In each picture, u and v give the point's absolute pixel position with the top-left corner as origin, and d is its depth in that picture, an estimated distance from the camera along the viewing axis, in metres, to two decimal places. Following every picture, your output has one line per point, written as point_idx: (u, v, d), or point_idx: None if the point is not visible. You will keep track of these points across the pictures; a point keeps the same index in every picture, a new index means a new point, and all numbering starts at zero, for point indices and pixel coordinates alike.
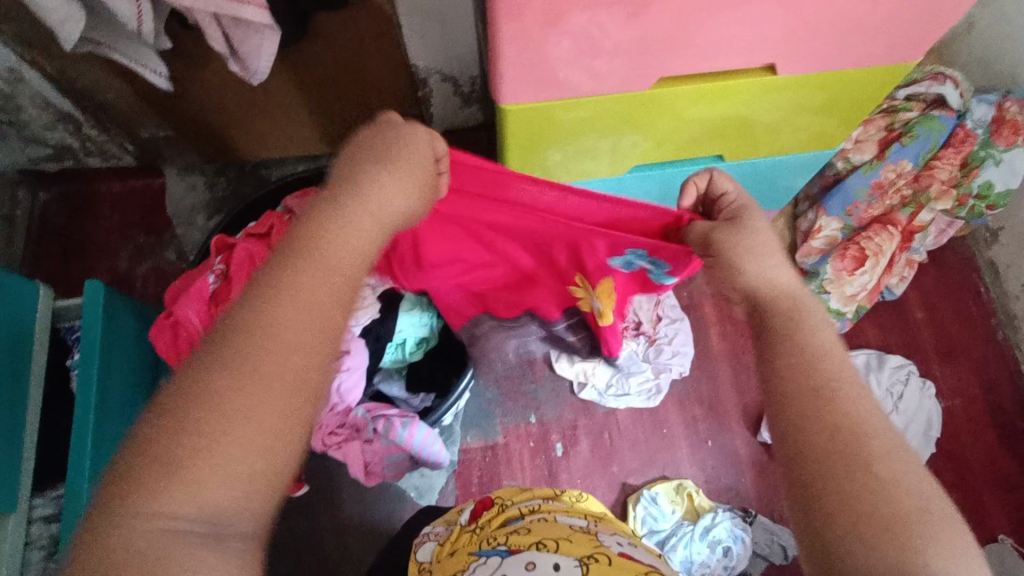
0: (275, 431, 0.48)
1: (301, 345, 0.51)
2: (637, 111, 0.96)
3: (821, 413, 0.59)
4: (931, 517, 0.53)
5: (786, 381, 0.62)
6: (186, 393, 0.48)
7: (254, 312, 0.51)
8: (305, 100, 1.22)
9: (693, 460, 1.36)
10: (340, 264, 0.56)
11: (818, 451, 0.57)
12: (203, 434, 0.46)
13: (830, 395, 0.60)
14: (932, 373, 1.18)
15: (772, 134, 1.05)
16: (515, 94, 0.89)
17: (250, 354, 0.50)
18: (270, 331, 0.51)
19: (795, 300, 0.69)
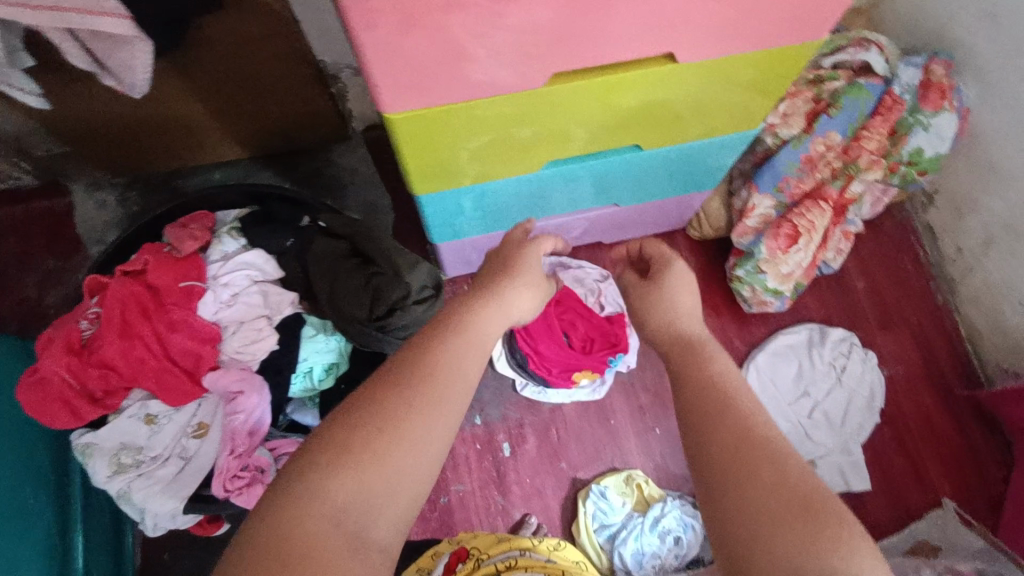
0: (423, 460, 0.47)
1: (454, 385, 0.52)
2: (553, 115, 0.76)
3: (731, 419, 0.52)
4: (833, 506, 0.45)
5: (699, 382, 0.56)
6: (359, 410, 0.48)
7: (426, 358, 0.53)
8: (218, 118, 1.15)
9: (641, 450, 1.16)
10: (481, 332, 0.58)
11: (718, 456, 0.49)
12: (370, 437, 0.46)
13: (723, 396, 0.54)
14: (874, 341, 1.19)
15: (688, 117, 0.85)
16: (399, 95, 0.65)
17: (416, 382, 0.50)
18: (428, 368, 0.52)
19: (696, 334, 0.64)
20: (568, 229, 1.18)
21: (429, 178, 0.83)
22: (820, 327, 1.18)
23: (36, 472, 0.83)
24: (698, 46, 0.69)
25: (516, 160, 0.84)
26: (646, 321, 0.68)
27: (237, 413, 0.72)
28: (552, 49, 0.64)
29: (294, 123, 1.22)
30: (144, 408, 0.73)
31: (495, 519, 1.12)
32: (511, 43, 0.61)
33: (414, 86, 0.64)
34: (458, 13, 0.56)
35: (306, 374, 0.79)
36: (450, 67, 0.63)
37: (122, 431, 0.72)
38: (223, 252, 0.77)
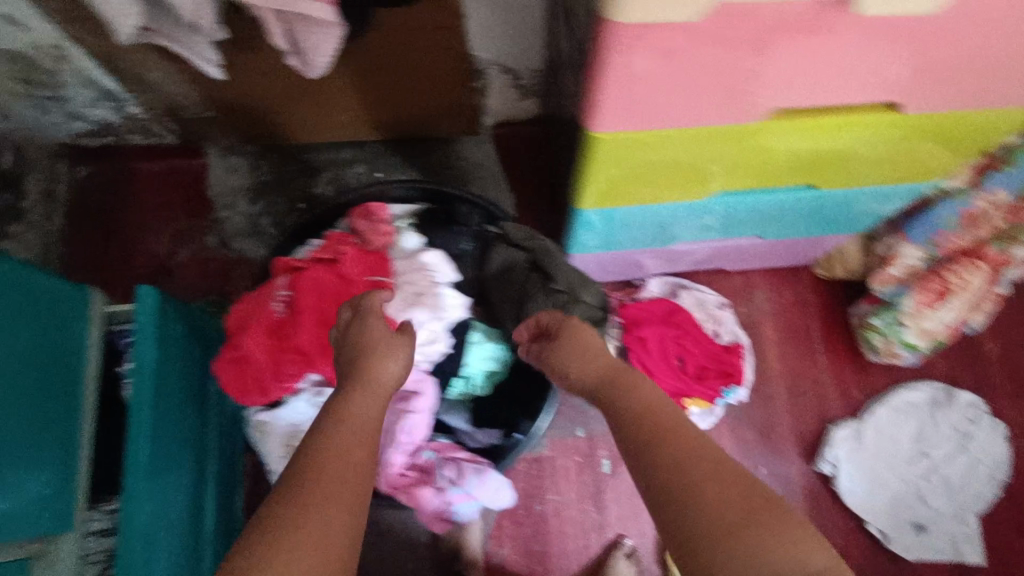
0: (335, 547, 0.49)
1: (343, 483, 0.53)
2: (749, 150, 0.73)
3: (675, 447, 0.55)
4: (771, 500, 0.52)
5: (639, 415, 0.59)
6: (267, 521, 0.50)
7: (314, 452, 0.54)
8: (363, 101, 1.16)
9: None
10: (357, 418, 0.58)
11: (673, 481, 0.54)
12: (282, 547, 0.48)
13: (663, 421, 0.58)
14: (1002, 410, 1.14)
15: (869, 166, 0.82)
16: (613, 121, 0.63)
17: (297, 491, 0.51)
18: (316, 470, 0.53)
19: (608, 371, 0.63)
20: (690, 252, 1.13)
21: (602, 197, 0.81)
22: (948, 387, 1.13)
23: (181, 431, 0.86)
24: (926, 100, 0.66)
25: (689, 188, 0.81)
26: (566, 371, 0.65)
27: (408, 414, 0.74)
28: (786, 89, 0.61)
29: (432, 113, 1.22)
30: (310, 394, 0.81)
31: (588, 534, 1.11)
32: (749, 80, 0.59)
33: (636, 111, 0.62)
34: (713, 48, 0.54)
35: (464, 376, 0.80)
36: (677, 99, 0.61)
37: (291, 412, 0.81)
38: (408, 249, 0.76)
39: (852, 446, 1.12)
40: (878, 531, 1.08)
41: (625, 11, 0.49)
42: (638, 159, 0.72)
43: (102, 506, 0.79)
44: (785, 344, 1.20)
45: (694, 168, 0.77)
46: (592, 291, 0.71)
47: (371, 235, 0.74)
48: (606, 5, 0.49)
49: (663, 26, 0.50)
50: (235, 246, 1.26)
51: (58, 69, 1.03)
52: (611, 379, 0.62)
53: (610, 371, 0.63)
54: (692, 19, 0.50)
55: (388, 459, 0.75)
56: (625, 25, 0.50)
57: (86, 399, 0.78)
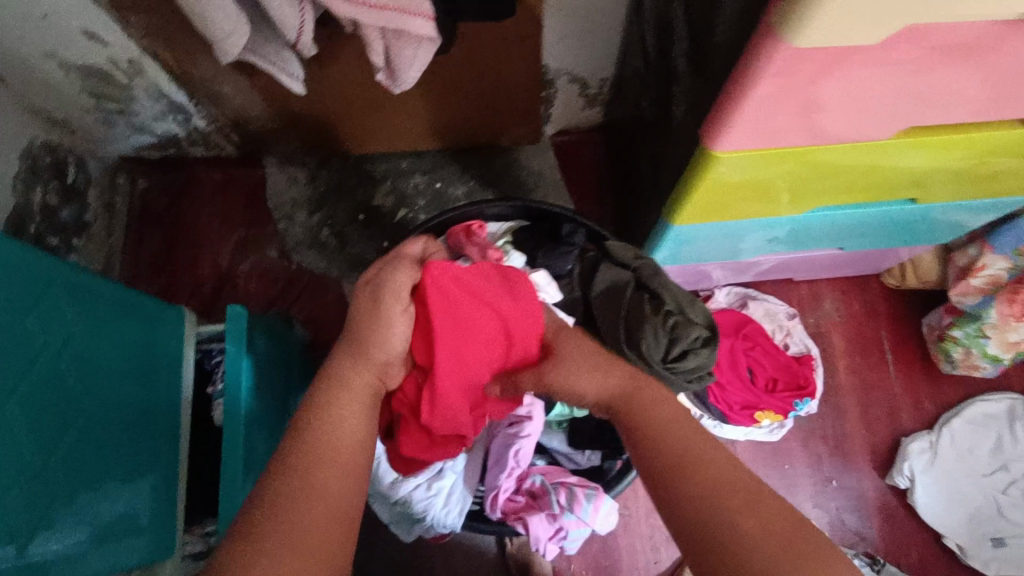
0: (327, 533, 0.48)
1: (338, 480, 0.51)
2: (864, 167, 0.71)
3: (714, 474, 0.50)
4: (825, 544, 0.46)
5: (657, 453, 0.53)
6: (264, 511, 0.48)
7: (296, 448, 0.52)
8: (430, 111, 1.15)
9: (817, 501, 1.12)
10: (351, 427, 0.55)
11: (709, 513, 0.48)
12: (276, 539, 0.46)
13: (678, 461, 0.51)
14: None
15: (975, 180, 0.80)
16: (736, 140, 0.62)
17: (299, 484, 0.49)
18: (315, 467, 0.51)
19: (625, 389, 0.60)
20: (758, 263, 1.10)
21: (701, 214, 0.79)
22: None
23: (268, 452, 0.85)
24: None
25: (790, 203, 0.79)
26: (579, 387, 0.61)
27: (520, 438, 0.75)
28: (923, 108, 0.60)
29: (496, 122, 1.21)
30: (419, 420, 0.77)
31: (658, 549, 1.10)
32: (893, 100, 0.58)
33: (768, 130, 0.60)
34: (869, 69, 0.53)
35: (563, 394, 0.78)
36: (805, 120, 0.60)
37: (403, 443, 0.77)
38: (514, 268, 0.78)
39: (929, 460, 1.10)
40: (956, 546, 1.06)
41: (799, 33, 0.48)
42: (747, 176, 0.70)
43: (195, 528, 0.80)
44: (855, 355, 1.19)
45: (802, 185, 0.74)
46: (704, 310, 0.68)
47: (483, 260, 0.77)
48: (776, 28, 0.48)
49: (832, 49, 0.49)
50: (296, 257, 1.25)
51: (132, 83, 1.03)
52: (627, 396, 0.59)
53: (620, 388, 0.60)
54: (868, 42, 0.48)
55: (499, 485, 0.75)
56: (795, 49, 0.49)
57: (181, 421, 0.78)
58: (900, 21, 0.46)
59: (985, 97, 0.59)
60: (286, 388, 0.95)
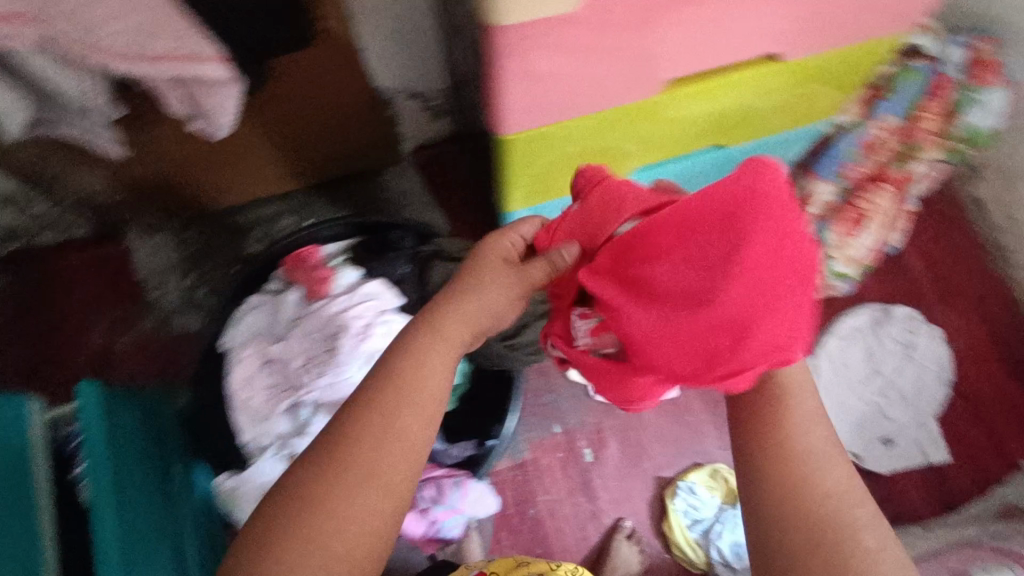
0: (377, 526, 0.52)
1: (392, 474, 0.52)
2: (656, 122, 0.76)
3: (816, 488, 0.56)
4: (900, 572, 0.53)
5: (781, 511, 0.56)
6: (303, 501, 0.51)
7: (376, 428, 0.53)
8: (279, 151, 1.15)
9: (722, 443, 1.17)
10: (423, 401, 0.55)
11: (808, 518, 0.55)
12: (318, 530, 0.50)
13: (823, 508, 0.55)
14: (937, 318, 1.21)
15: (765, 117, 0.87)
16: (516, 122, 0.65)
17: (352, 479, 0.51)
18: (373, 469, 0.52)
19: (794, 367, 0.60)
20: None
21: (526, 195, 0.82)
22: (884, 306, 1.20)
23: (155, 523, 0.83)
24: (801, 46, 0.71)
25: (610, 169, 0.82)
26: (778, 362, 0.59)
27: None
28: (673, 59, 0.65)
29: (349, 151, 1.22)
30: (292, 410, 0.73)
31: (585, 525, 1.14)
32: (642, 60, 0.62)
33: (541, 106, 0.64)
34: (600, 33, 0.57)
35: None
36: (569, 93, 0.64)
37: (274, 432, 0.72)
38: (349, 284, 0.75)
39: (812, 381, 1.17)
40: (851, 454, 1.14)
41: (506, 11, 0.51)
42: (549, 152, 0.74)
43: None
44: None
45: (607, 151, 0.79)
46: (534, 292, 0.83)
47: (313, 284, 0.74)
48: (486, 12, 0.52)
49: (545, 21, 0.53)
50: (176, 323, 1.22)
51: None
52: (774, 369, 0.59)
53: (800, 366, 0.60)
54: (570, 9, 0.52)
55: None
56: (509, 26, 0.52)
57: (41, 514, 0.74)
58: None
59: (722, 42, 0.65)
60: (170, 456, 0.93)
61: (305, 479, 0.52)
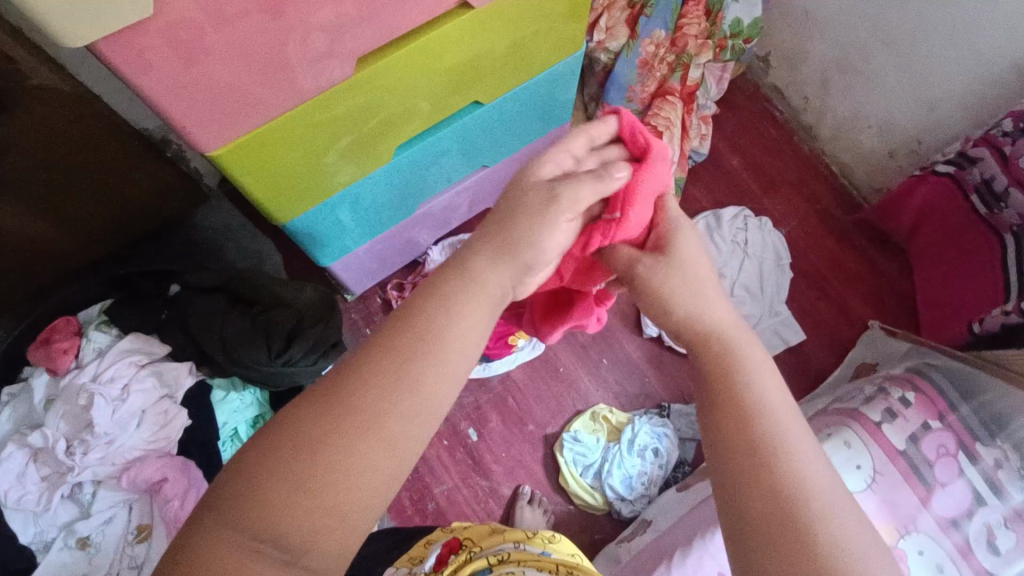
0: (387, 486, 0.40)
1: (414, 432, 0.41)
2: (383, 98, 0.73)
3: (764, 478, 0.42)
4: None
5: (724, 440, 0.45)
6: (300, 438, 0.39)
7: (387, 376, 0.41)
8: (70, 231, 1.03)
9: (597, 384, 1.19)
10: (457, 353, 0.43)
11: (755, 511, 0.41)
12: (322, 470, 0.38)
13: (771, 450, 0.43)
14: (765, 208, 1.25)
15: (514, 63, 0.85)
16: (212, 135, 0.61)
17: (378, 410, 0.40)
18: (382, 415, 0.40)
19: (730, 332, 0.49)
20: (449, 212, 1.15)
21: (285, 200, 0.78)
22: (714, 212, 1.22)
23: None
24: None
25: (360, 155, 0.80)
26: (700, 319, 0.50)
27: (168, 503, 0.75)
28: (351, 35, 0.62)
29: (149, 207, 1.11)
30: (75, 495, 0.77)
31: (486, 502, 1.12)
32: (312, 37, 0.59)
33: (224, 113, 0.60)
34: (236, 26, 0.54)
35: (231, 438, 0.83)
36: (253, 94, 0.60)
37: (56, 521, 0.75)
38: (98, 348, 0.80)
39: None
40: None
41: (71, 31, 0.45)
42: (278, 154, 0.70)
43: None
44: None
45: (347, 135, 0.75)
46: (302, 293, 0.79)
47: (51, 363, 0.78)
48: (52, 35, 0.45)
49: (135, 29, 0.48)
50: None
51: None
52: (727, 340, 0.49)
53: (737, 337, 0.49)
54: (147, 14, 0.47)
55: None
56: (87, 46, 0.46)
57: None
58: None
59: (401, 3, 0.63)
60: None
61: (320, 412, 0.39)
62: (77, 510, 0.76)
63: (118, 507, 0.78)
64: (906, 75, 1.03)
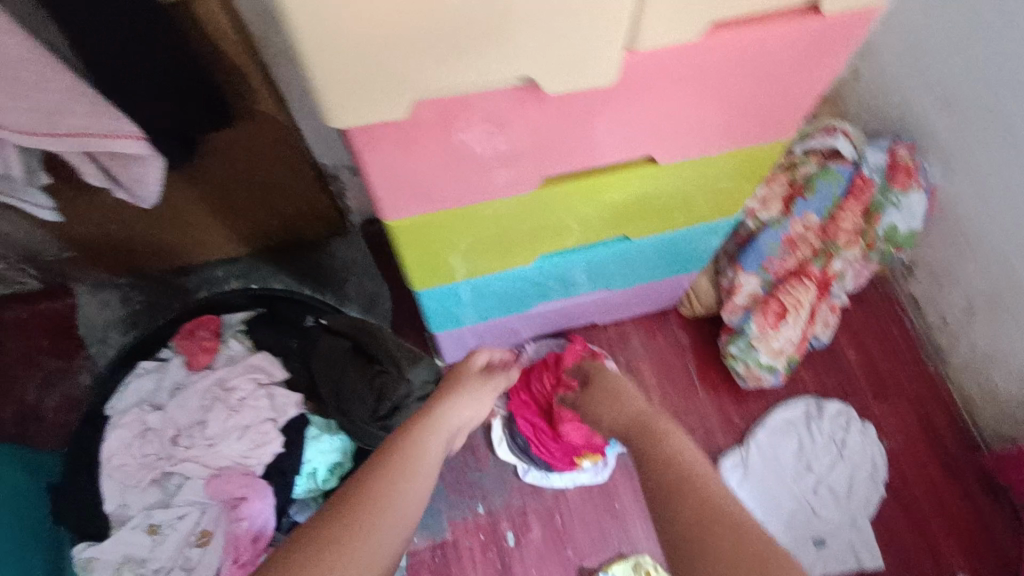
0: (391, 551, 0.58)
1: (408, 513, 0.62)
2: (551, 211, 0.79)
3: (692, 497, 0.69)
4: (771, 549, 0.62)
5: (656, 484, 0.73)
6: (336, 518, 0.58)
7: (391, 481, 0.63)
8: (226, 221, 1.20)
9: (649, 533, 1.14)
10: (428, 467, 0.68)
11: (685, 517, 0.67)
12: (354, 538, 0.56)
13: (683, 484, 0.71)
14: (872, 414, 1.20)
15: (670, 213, 0.89)
16: (397, 207, 0.68)
17: (381, 505, 0.60)
18: (386, 506, 0.61)
19: (648, 421, 0.86)
20: (557, 317, 1.19)
21: (427, 273, 0.85)
22: (817, 401, 1.19)
23: None
24: (679, 151, 0.74)
25: (505, 254, 0.86)
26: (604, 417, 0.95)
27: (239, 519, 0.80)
28: (542, 159, 0.67)
29: (294, 223, 1.27)
30: (163, 481, 0.84)
31: None
32: (511, 154, 0.65)
33: (414, 194, 0.66)
34: (454, 133, 0.59)
35: (308, 475, 0.85)
36: (444, 186, 0.67)
37: (141, 502, 0.83)
38: (230, 355, 0.89)
39: (743, 474, 1.15)
40: None
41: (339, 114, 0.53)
42: (440, 238, 0.77)
43: None
44: (663, 386, 1.25)
45: (502, 236, 0.81)
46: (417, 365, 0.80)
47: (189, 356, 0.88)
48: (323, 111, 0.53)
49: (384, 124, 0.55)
50: None
51: None
52: (640, 431, 0.86)
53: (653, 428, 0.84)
54: (401, 113, 0.54)
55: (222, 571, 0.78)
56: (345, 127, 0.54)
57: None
58: (410, 93, 0.52)
59: (596, 145, 0.68)
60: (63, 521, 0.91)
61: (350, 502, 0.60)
62: (161, 496, 0.84)
63: (191, 508, 0.82)
64: None
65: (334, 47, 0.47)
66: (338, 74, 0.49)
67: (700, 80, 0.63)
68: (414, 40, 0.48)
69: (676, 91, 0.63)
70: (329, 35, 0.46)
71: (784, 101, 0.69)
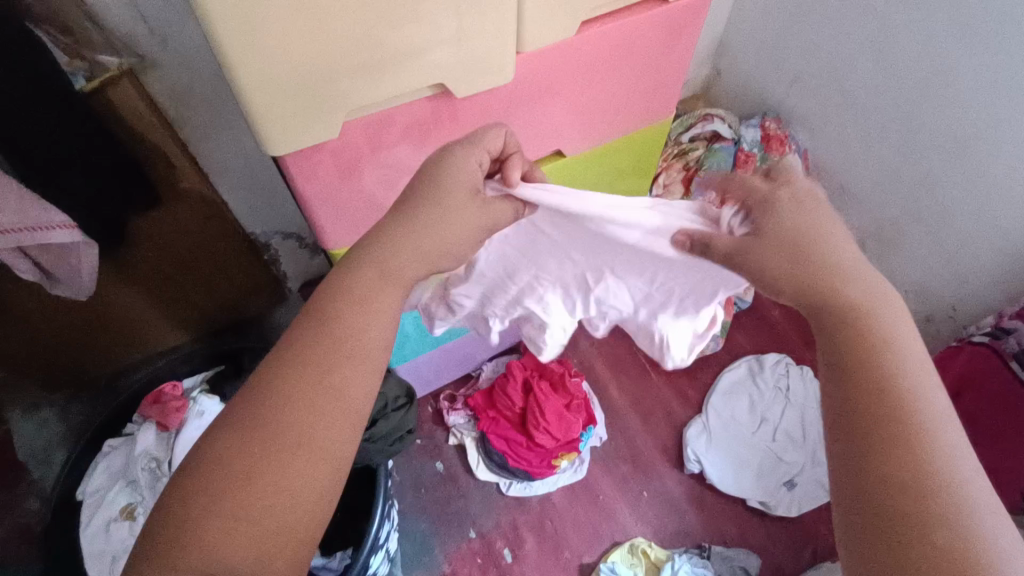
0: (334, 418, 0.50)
1: (354, 359, 0.52)
2: None
3: (876, 411, 0.50)
4: (905, 479, 0.46)
5: (891, 426, 0.49)
6: (283, 391, 0.50)
7: (334, 323, 0.52)
8: (166, 310, 1.19)
9: (637, 516, 1.17)
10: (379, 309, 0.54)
11: (902, 490, 0.46)
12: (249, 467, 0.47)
13: (889, 367, 0.52)
14: (805, 359, 1.33)
15: None
16: (338, 233, 0.72)
17: (321, 352, 0.51)
18: (319, 366, 0.51)
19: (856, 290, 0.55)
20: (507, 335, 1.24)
21: None
22: (756, 356, 1.31)
23: None
24: (581, 141, 0.81)
25: None
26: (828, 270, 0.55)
27: None
28: None
29: (234, 299, 1.27)
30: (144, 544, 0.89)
31: None
32: None
33: (356, 221, 0.72)
34: (381, 155, 0.66)
35: None
36: (376, 212, 0.72)
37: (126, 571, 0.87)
38: (201, 410, 0.96)
39: (707, 438, 1.22)
40: (758, 503, 1.17)
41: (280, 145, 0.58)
42: None
43: None
44: (620, 376, 1.32)
45: None
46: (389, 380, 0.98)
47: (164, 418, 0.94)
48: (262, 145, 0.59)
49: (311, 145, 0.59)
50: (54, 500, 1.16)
51: None
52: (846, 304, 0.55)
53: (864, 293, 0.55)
54: (333, 134, 0.59)
55: None
56: (287, 155, 0.59)
57: None
58: (342, 114, 0.58)
59: None
60: None
61: (288, 369, 0.51)
62: None
63: None
64: (937, 251, 1.12)
65: (264, 78, 0.52)
66: (268, 104, 0.54)
67: (591, 68, 0.71)
68: (335, 67, 0.54)
69: (576, 83, 0.72)
70: (255, 69, 0.51)
71: (658, 86, 0.79)
